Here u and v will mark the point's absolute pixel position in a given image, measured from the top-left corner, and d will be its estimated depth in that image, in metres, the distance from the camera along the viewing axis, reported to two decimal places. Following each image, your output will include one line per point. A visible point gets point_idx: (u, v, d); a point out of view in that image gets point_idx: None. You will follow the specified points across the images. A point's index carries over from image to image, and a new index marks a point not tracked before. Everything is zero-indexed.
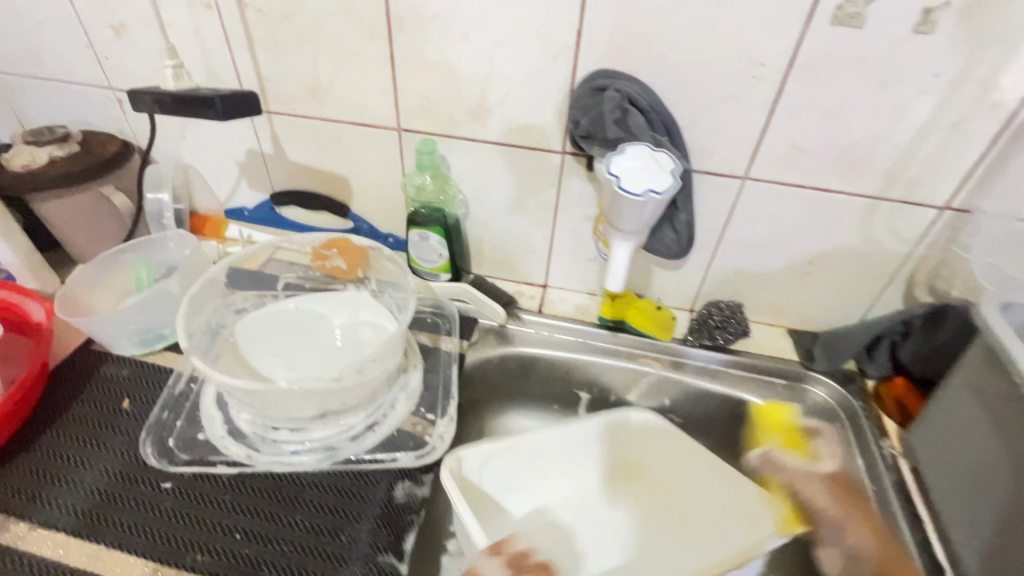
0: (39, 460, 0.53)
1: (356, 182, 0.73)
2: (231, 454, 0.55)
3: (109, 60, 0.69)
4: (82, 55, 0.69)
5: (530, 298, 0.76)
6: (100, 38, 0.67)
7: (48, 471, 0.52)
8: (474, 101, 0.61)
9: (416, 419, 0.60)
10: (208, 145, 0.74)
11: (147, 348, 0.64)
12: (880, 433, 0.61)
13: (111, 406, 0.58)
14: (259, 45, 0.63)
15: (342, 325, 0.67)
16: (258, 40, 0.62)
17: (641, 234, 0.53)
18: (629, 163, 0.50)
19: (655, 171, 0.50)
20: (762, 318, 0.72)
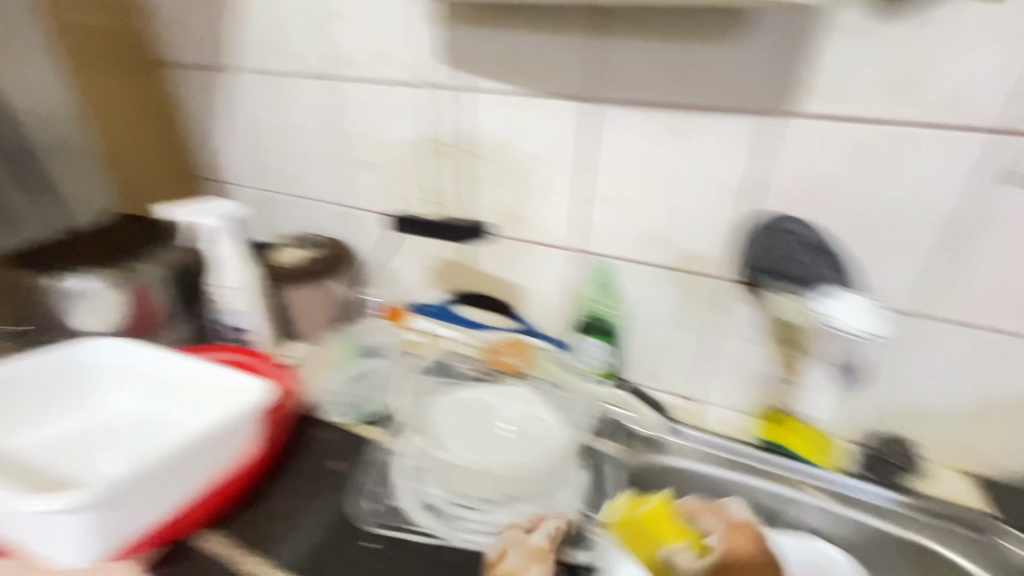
0: (270, 506, 0.63)
1: (529, 290, 0.84)
2: (423, 525, 0.61)
3: (353, 187, 0.89)
4: (334, 183, 0.91)
5: (681, 410, 0.79)
6: (351, 171, 0.88)
7: (276, 517, 0.62)
8: (650, 231, 0.71)
9: (582, 518, 0.63)
10: (411, 252, 0.91)
11: (350, 419, 0.75)
12: None
13: (324, 468, 0.68)
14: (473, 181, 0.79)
15: (510, 416, 0.73)
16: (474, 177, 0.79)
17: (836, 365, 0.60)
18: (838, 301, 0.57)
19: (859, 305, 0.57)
20: (939, 459, 0.69)
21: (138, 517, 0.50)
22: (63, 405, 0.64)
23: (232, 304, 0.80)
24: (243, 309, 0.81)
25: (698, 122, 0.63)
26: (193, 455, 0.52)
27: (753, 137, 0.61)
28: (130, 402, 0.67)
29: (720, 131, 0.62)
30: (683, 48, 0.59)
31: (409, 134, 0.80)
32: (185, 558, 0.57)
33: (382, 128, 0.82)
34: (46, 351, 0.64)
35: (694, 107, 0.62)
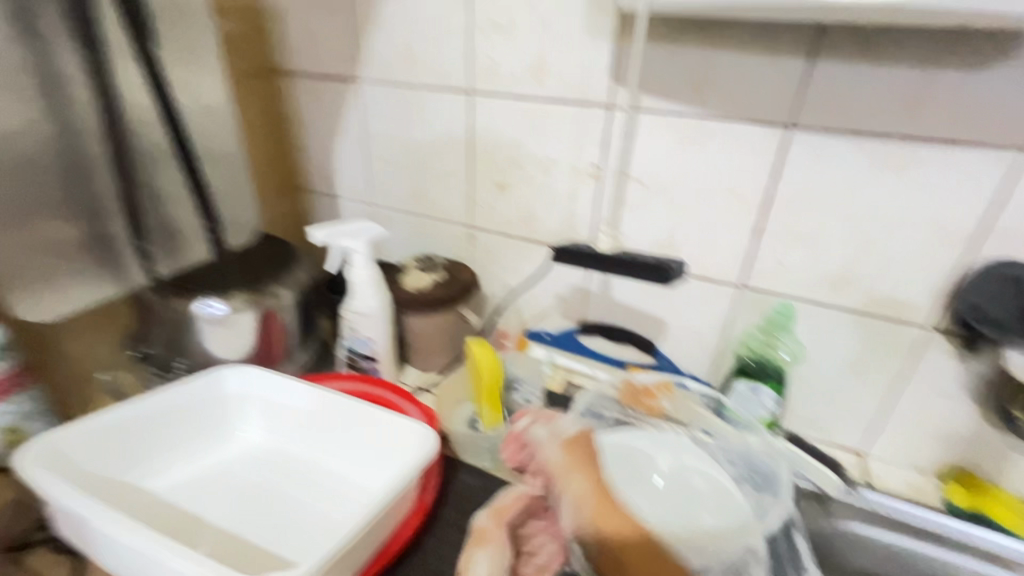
0: (427, 564, 0.57)
1: (674, 325, 0.78)
2: None
3: (480, 207, 0.84)
4: (458, 202, 0.86)
5: (848, 465, 0.72)
6: (480, 190, 0.83)
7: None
8: (837, 271, 0.64)
9: None
10: (537, 277, 0.85)
11: (494, 464, 0.69)
12: None
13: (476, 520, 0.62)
14: (626, 207, 0.73)
15: (668, 466, 0.67)
16: (627, 203, 0.73)
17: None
18: None
19: None
20: None
21: None
22: (200, 437, 0.63)
23: (360, 331, 0.76)
24: (372, 338, 0.75)
25: (924, 154, 0.56)
26: (363, 545, 0.48)
27: (994, 174, 0.54)
28: (264, 436, 0.65)
29: (951, 164, 0.55)
30: (921, 71, 0.53)
31: (557, 153, 0.74)
32: None
33: (525, 146, 0.76)
34: (183, 382, 0.62)
35: (923, 136, 0.55)
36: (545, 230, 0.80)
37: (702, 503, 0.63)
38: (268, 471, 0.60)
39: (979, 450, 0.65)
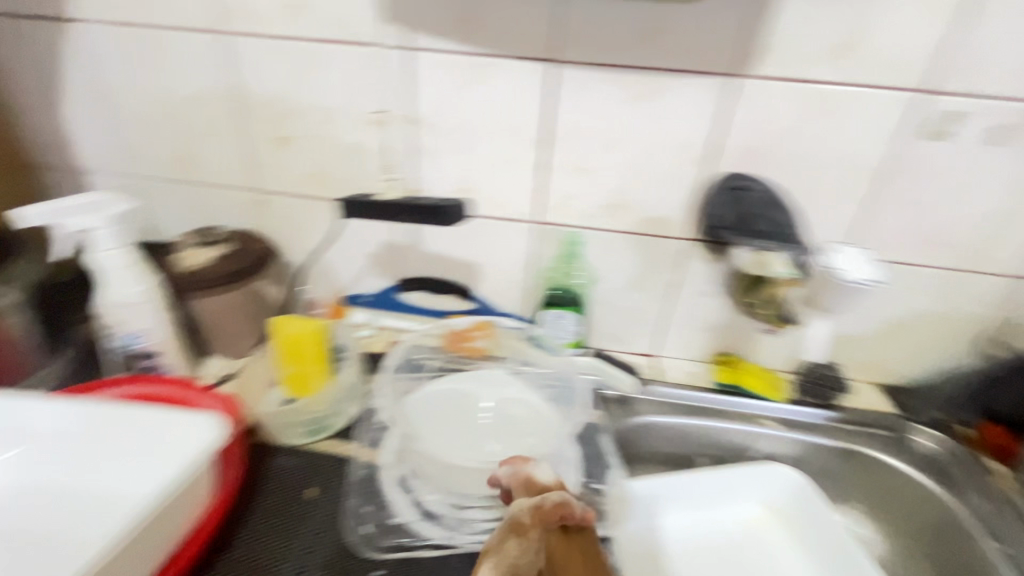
0: (242, 558, 0.53)
1: (486, 268, 0.80)
2: (432, 536, 0.56)
3: (264, 168, 0.75)
4: (237, 165, 0.75)
5: (644, 367, 0.83)
6: (259, 148, 0.74)
7: (254, 569, 0.52)
8: (613, 198, 0.71)
9: (587, 490, 0.63)
10: (344, 238, 0.80)
11: (311, 437, 0.65)
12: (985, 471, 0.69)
13: (299, 498, 0.59)
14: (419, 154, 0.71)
15: (492, 402, 0.71)
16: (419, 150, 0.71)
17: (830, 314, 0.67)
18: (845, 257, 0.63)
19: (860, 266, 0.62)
20: (854, 375, 0.81)
21: None
22: None
23: (130, 325, 0.63)
24: (147, 331, 0.64)
25: (665, 84, 0.62)
26: (135, 557, 0.43)
27: (715, 98, 0.62)
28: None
29: (686, 92, 0.62)
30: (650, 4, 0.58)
31: (338, 101, 0.69)
32: None
33: (301, 95, 0.69)
34: None
35: (662, 67, 0.61)
36: (342, 186, 0.74)
37: (522, 427, 0.68)
38: (16, 497, 0.51)
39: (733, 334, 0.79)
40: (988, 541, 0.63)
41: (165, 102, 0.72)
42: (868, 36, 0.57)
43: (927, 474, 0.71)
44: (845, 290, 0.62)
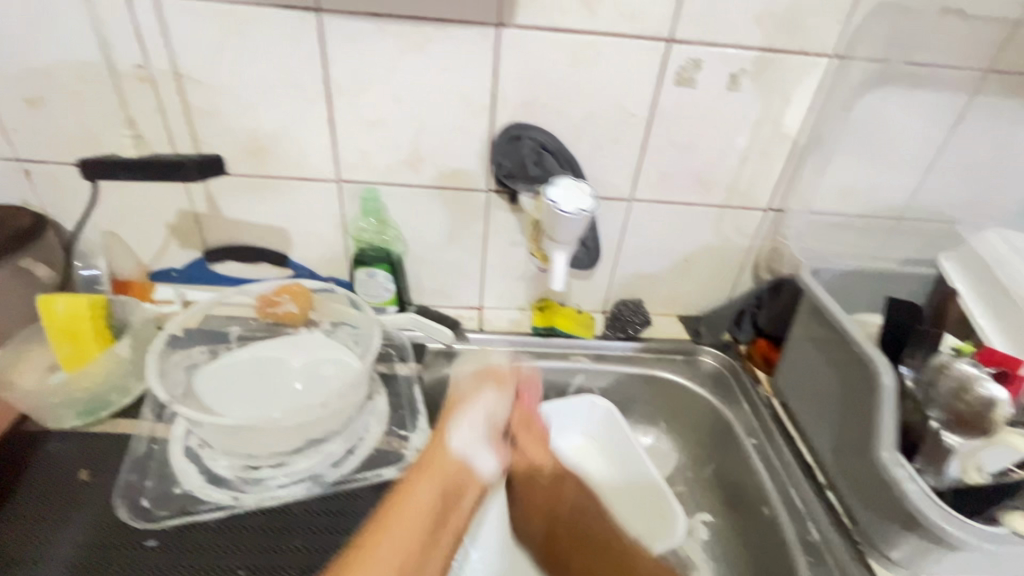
0: None
1: (296, 232, 0.78)
2: (216, 500, 0.56)
3: (16, 133, 0.67)
4: None
5: (470, 319, 0.86)
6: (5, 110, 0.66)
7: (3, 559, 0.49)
8: (408, 152, 0.71)
9: (391, 437, 0.65)
10: (133, 208, 0.75)
11: (88, 419, 0.61)
12: (754, 380, 0.79)
13: (67, 483, 0.56)
14: (195, 112, 0.67)
15: (302, 363, 0.70)
16: (195, 107, 0.67)
17: (573, 246, 0.58)
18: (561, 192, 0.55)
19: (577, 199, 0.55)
20: (658, 309, 0.89)
21: None
22: None
23: None
24: None
25: (434, 34, 0.63)
26: None
27: (485, 48, 0.64)
28: None
29: (457, 42, 0.63)
30: None
31: (87, 54, 0.62)
32: None
33: (41, 47, 0.62)
34: None
35: (428, 17, 0.62)
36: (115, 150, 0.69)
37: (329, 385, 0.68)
38: None
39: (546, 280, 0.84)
40: (748, 439, 0.72)
41: None
42: None
43: (710, 388, 0.80)
44: (567, 224, 0.55)
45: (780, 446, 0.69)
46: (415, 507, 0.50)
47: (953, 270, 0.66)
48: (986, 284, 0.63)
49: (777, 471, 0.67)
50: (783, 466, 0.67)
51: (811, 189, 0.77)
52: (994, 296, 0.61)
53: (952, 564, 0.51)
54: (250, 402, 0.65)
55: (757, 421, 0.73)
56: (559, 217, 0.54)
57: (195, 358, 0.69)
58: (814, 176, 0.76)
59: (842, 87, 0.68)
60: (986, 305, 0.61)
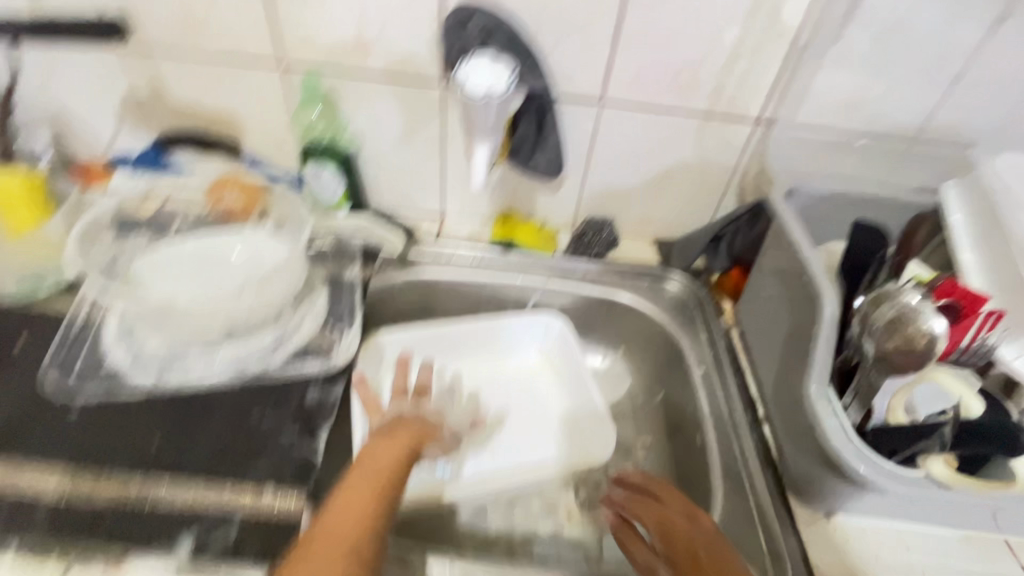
0: None
1: (245, 123, 0.74)
2: (140, 380, 0.57)
3: None
4: None
5: (429, 229, 0.82)
6: None
7: None
8: (353, 34, 0.65)
9: (323, 335, 0.65)
10: (78, 89, 0.72)
11: (26, 296, 0.63)
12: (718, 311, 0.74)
13: (8, 352, 0.59)
14: None
15: (240, 257, 0.68)
16: None
17: (496, 133, 0.59)
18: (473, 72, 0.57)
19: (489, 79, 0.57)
20: (631, 232, 0.83)
21: None
22: None
23: None
24: None
25: None
26: None
27: None
28: None
29: None
30: None
31: None
32: None
33: None
34: None
35: None
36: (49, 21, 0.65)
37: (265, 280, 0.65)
38: None
39: (510, 192, 0.79)
40: (697, 369, 0.69)
41: None
42: None
43: (670, 315, 0.76)
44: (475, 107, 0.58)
45: (728, 378, 0.66)
46: (385, 450, 0.52)
47: (954, 197, 0.58)
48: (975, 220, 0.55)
49: (719, 404, 0.64)
50: (727, 399, 0.64)
51: (810, 98, 0.67)
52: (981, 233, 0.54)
53: (864, 499, 0.49)
54: (177, 292, 0.62)
55: (709, 351, 0.69)
56: (464, 98, 0.57)
57: (137, 245, 0.69)
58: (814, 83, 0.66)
59: None
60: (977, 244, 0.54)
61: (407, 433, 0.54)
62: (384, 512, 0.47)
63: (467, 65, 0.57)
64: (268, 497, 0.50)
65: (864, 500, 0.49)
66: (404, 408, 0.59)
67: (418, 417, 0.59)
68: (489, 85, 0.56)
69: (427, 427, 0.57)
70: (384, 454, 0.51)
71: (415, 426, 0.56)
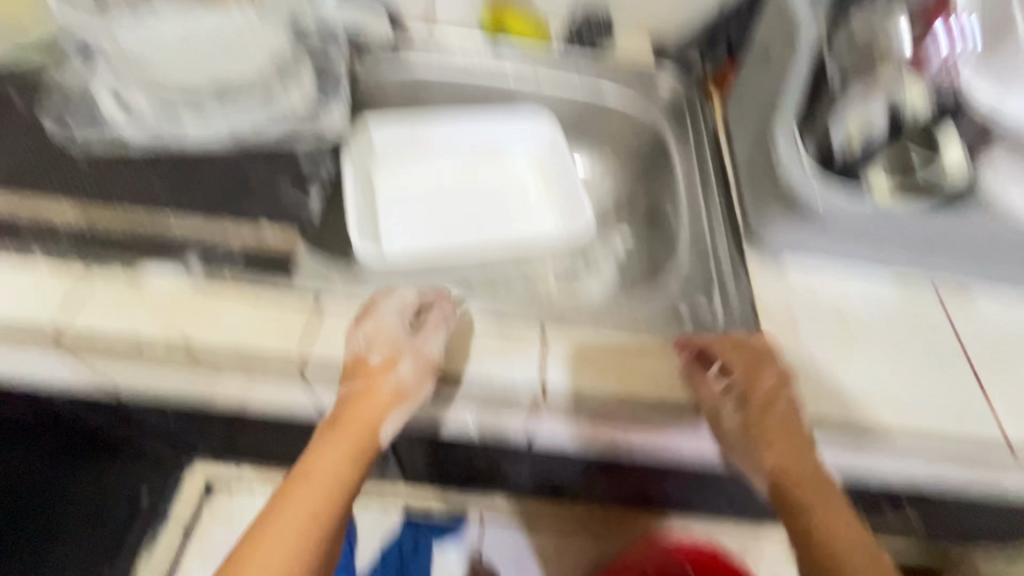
0: None
1: None
2: (137, 134, 0.60)
3: None
4: None
5: (417, 19, 0.79)
6: None
7: None
8: None
9: (313, 109, 0.67)
10: None
11: (12, 53, 0.62)
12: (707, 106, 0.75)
13: (4, 104, 0.60)
14: None
15: (235, 31, 0.71)
16: None
17: None
18: None
19: None
20: (627, 26, 0.81)
21: None
22: None
23: None
24: None
25: None
26: None
27: None
28: None
29: None
30: None
31: None
32: None
33: None
34: None
35: None
36: None
37: (249, 54, 0.70)
38: None
39: None
40: (681, 156, 0.71)
41: None
42: None
43: (664, 113, 0.75)
44: None
45: (707, 160, 0.68)
46: (330, 450, 0.47)
47: None
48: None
49: (697, 182, 0.67)
50: (706, 180, 0.67)
51: None
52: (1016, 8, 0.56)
53: (793, 236, 0.56)
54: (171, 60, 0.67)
55: (693, 139, 0.72)
56: None
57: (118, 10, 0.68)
58: None
59: None
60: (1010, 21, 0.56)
61: (356, 447, 0.48)
62: (325, 530, 0.45)
63: None
64: (266, 234, 0.55)
65: (794, 237, 0.56)
66: (363, 354, 0.49)
67: (382, 371, 0.49)
68: None
69: (389, 395, 0.49)
70: (325, 462, 0.47)
71: (372, 377, 0.48)
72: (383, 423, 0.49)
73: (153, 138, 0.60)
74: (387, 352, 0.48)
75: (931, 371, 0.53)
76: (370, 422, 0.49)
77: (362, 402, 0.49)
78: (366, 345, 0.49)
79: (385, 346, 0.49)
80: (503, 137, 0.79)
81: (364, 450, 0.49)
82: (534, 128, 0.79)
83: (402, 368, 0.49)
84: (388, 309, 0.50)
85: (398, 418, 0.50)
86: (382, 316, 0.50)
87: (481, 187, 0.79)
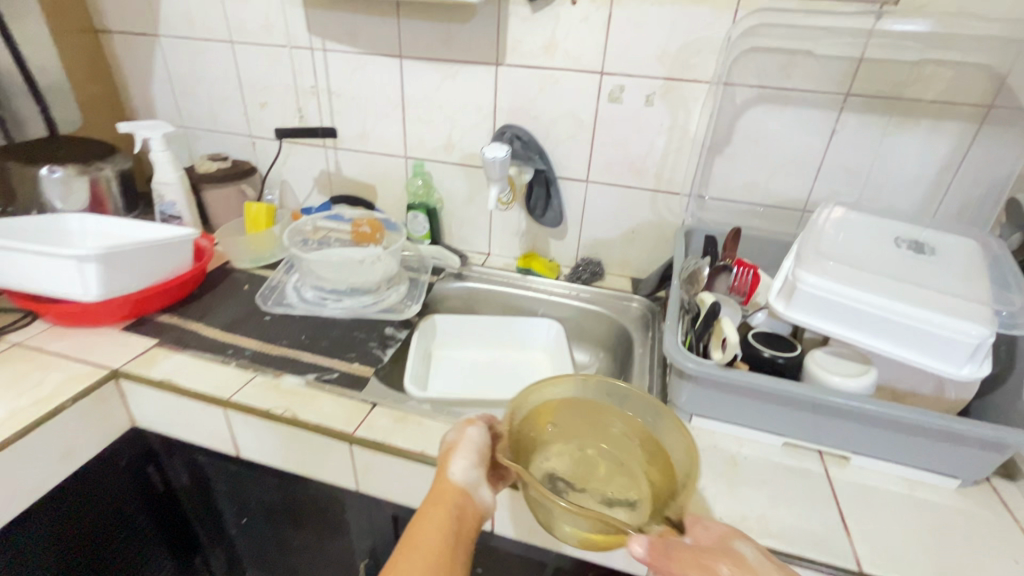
0: (212, 307, 1.01)
1: (381, 191, 1.26)
2: (301, 307, 1.02)
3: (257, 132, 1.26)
4: (240, 135, 1.28)
5: (479, 260, 1.25)
6: (256, 121, 1.25)
7: (220, 314, 0.99)
8: (445, 141, 1.15)
9: (402, 304, 1.07)
10: (298, 167, 1.28)
11: (255, 263, 1.15)
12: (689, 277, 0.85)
13: (242, 289, 1.07)
14: (342, 129, 1.20)
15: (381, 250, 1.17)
16: (342, 129, 1.21)
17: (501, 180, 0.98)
18: (495, 151, 0.93)
19: (497, 149, 0.94)
20: (616, 271, 1.19)
21: (134, 282, 0.90)
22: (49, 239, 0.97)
23: (166, 197, 1.15)
24: (174, 201, 1.15)
25: (459, 69, 1.07)
26: (140, 263, 0.89)
27: (488, 79, 1.06)
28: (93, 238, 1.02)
29: (474, 75, 1.07)
30: (445, 25, 1.03)
31: (289, 80, 1.18)
32: (147, 323, 0.94)
33: (269, 80, 1.19)
34: (41, 217, 0.97)
35: (455, 59, 1.06)
36: (297, 157, 1.27)
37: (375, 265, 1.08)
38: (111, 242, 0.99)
39: (533, 237, 1.20)
40: (639, 352, 0.99)
41: (204, 87, 1.25)
42: (561, 40, 0.99)
43: (633, 323, 1.08)
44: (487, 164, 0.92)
45: (657, 356, 0.96)
46: (427, 528, 0.54)
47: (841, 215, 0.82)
48: (908, 312, 0.64)
49: (649, 368, 0.94)
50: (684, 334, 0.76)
51: (721, 181, 1.03)
52: (857, 310, 0.66)
53: (700, 398, 0.74)
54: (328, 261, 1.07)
55: (638, 347, 1.01)
56: (483, 159, 0.91)
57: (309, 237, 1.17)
58: (721, 169, 1.02)
59: (728, 106, 0.96)
60: (875, 338, 0.66)
61: (438, 515, 0.55)
62: (449, 559, 0.53)
63: (484, 148, 0.91)
64: (355, 365, 0.89)
65: (707, 399, 0.73)
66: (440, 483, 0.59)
67: (444, 486, 0.58)
68: (495, 155, 0.92)
69: (452, 498, 0.57)
70: (428, 538, 0.54)
71: (451, 500, 0.57)
72: (455, 538, 0.55)
73: (293, 310, 1.02)
74: (454, 464, 0.59)
75: (809, 508, 0.65)
76: (461, 508, 0.57)
77: (434, 513, 0.56)
78: (448, 454, 0.61)
79: (447, 463, 0.60)
80: (540, 320, 1.13)
81: (461, 513, 0.57)
82: (546, 323, 1.12)
83: (457, 469, 0.59)
84: (465, 453, 0.60)
85: (462, 494, 0.58)
86: (464, 461, 0.59)
87: (505, 328, 1.13)
